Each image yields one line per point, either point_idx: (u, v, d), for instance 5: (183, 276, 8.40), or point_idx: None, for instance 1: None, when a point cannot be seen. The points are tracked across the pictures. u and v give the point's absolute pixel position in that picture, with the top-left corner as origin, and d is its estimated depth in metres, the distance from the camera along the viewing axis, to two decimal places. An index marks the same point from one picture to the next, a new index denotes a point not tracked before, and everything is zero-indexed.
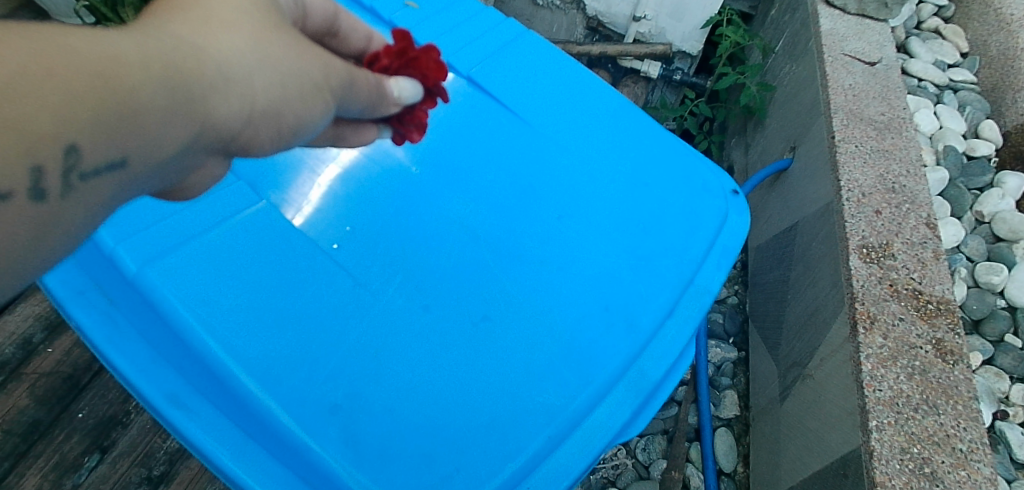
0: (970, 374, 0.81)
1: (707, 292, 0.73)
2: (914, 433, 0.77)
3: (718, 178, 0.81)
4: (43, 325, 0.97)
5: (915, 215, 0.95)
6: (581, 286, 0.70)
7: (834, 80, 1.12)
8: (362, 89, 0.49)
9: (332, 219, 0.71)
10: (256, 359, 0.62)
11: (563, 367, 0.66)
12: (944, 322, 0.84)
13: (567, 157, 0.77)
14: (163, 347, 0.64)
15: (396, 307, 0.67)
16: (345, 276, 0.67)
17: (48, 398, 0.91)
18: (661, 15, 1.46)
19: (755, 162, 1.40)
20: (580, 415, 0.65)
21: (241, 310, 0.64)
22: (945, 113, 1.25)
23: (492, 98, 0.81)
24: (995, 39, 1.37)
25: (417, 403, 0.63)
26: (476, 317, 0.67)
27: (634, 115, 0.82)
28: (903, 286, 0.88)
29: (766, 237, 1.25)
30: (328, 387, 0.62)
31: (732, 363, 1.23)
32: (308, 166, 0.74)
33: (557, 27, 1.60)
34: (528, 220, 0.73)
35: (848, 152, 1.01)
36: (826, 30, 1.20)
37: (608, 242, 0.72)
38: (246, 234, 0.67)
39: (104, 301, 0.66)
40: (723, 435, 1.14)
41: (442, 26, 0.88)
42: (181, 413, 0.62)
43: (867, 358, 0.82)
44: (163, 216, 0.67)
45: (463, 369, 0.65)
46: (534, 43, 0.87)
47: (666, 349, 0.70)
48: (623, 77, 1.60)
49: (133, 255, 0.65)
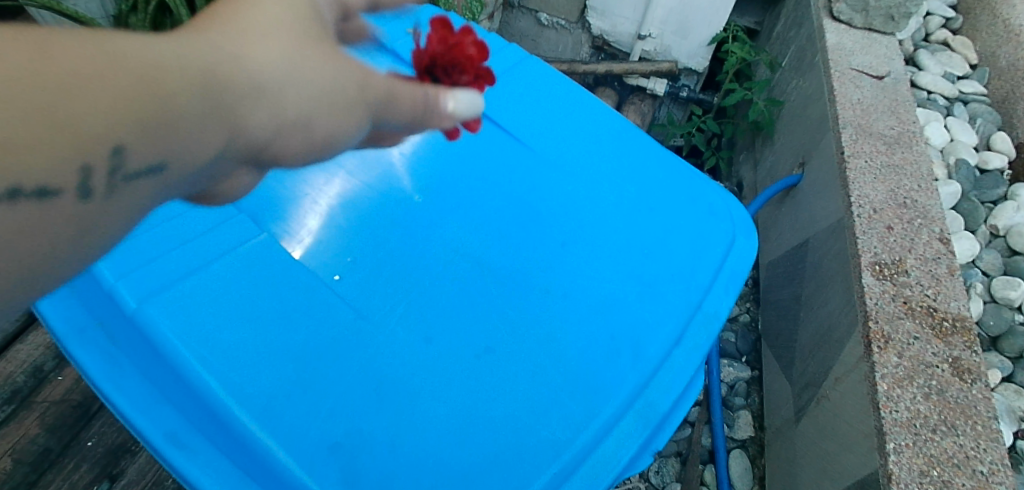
0: (988, 393, 0.76)
1: (716, 318, 0.66)
2: (934, 455, 0.71)
3: (723, 198, 0.75)
4: (57, 352, 0.84)
5: (928, 230, 0.91)
6: (590, 314, 0.63)
7: (841, 96, 1.09)
8: (407, 104, 0.39)
9: (334, 250, 0.64)
10: (254, 395, 0.55)
11: (570, 398, 0.59)
12: (960, 340, 0.79)
13: (569, 183, 0.71)
14: (162, 382, 0.56)
15: (397, 340, 0.60)
16: (345, 310, 0.60)
17: (58, 426, 0.78)
18: (666, 33, 1.46)
19: (764, 180, 1.36)
20: (587, 448, 0.58)
21: (237, 343, 0.57)
22: (956, 126, 1.21)
23: (493, 124, 0.74)
24: (1004, 50, 1.35)
25: (424, 438, 0.55)
26: (477, 350, 0.60)
27: (637, 138, 0.76)
28: (917, 304, 0.83)
29: (776, 253, 1.21)
30: (329, 424, 0.54)
31: (746, 383, 1.17)
32: (308, 196, 0.67)
33: (563, 47, 1.62)
34: (530, 246, 0.67)
35: (858, 169, 0.98)
36: (832, 45, 1.19)
37: (614, 269, 0.66)
38: (252, 267, 0.61)
39: (105, 339, 0.58)
40: (738, 457, 1.08)
41: (470, 36, 0.83)
42: (181, 454, 0.53)
43: (882, 378, 0.76)
44: (172, 243, 0.61)
45: (469, 403, 0.57)
46: (537, 69, 0.79)
47: (673, 381, 0.62)
48: (630, 95, 1.55)
49: (131, 287, 0.58)
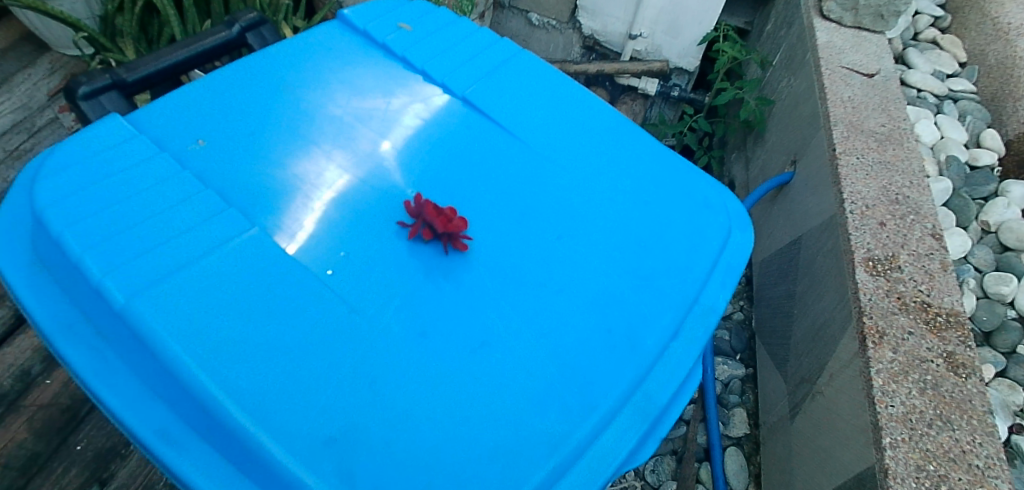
0: (983, 388, 0.87)
1: (711, 311, 0.68)
2: (929, 450, 0.82)
3: (720, 193, 0.77)
4: (41, 358, 0.98)
5: (920, 226, 1.06)
6: (587, 309, 0.62)
7: (833, 94, 1.28)
8: None
9: (328, 243, 0.60)
10: (248, 391, 0.50)
11: (571, 392, 0.57)
12: (955, 336, 0.92)
13: (564, 178, 0.70)
14: (150, 379, 0.52)
15: (396, 334, 0.56)
16: (339, 302, 0.56)
17: (45, 432, 0.92)
18: (657, 32, 1.76)
19: (756, 176, 1.58)
20: (587, 441, 0.57)
21: (227, 339, 0.52)
22: (947, 125, 1.46)
23: (487, 120, 0.74)
24: (993, 48, 1.64)
25: (428, 430, 0.52)
26: (474, 343, 0.57)
27: (633, 134, 0.77)
28: (911, 300, 0.96)
29: (770, 250, 1.41)
30: (324, 419, 0.50)
31: (740, 380, 1.36)
32: (303, 190, 0.63)
33: (553, 46, 1.94)
34: (531, 239, 0.65)
35: (851, 166, 1.14)
36: (823, 43, 1.41)
37: (610, 260, 0.65)
38: (236, 262, 0.56)
39: (92, 333, 0.55)
40: (734, 455, 1.24)
41: (432, 51, 0.79)
42: (174, 452, 0.51)
43: (878, 374, 0.88)
44: (154, 235, 0.55)
45: (477, 396, 0.55)
46: (529, 64, 0.80)
47: (672, 372, 0.63)
48: (621, 95, 1.90)
49: (119, 280, 0.52)
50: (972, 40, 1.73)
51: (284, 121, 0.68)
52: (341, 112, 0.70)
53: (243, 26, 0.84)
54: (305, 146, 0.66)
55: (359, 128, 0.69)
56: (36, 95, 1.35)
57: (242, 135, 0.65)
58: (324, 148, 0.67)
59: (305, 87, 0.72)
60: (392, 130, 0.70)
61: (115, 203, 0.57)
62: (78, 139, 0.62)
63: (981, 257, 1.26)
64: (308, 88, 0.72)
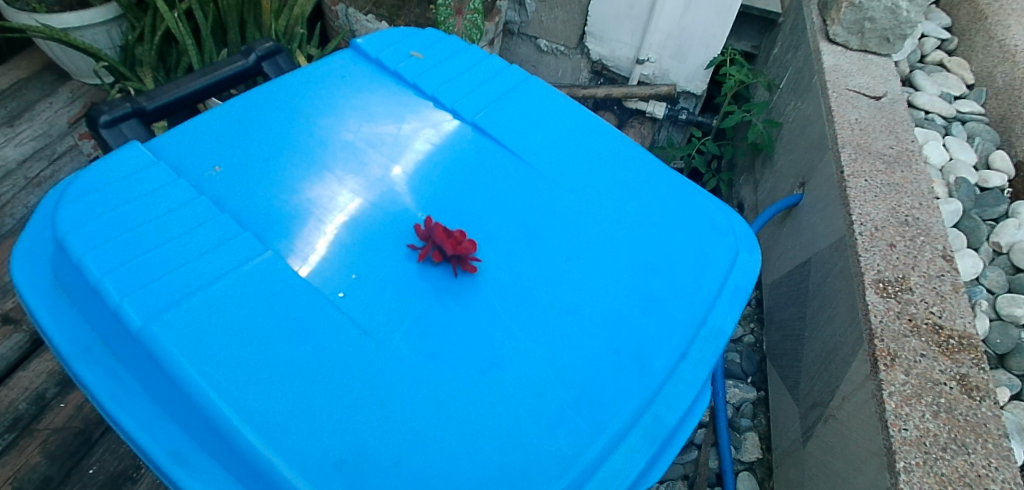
0: (997, 411, 0.94)
1: (720, 333, 0.74)
2: (944, 474, 0.88)
3: (729, 217, 0.86)
4: (57, 380, 1.12)
5: (931, 248, 1.15)
6: (597, 330, 0.68)
7: (841, 116, 1.39)
8: None
9: (339, 268, 0.67)
10: (258, 410, 0.56)
11: (579, 414, 0.63)
12: (968, 358, 1.00)
13: (573, 199, 0.78)
14: (166, 402, 0.59)
15: (403, 356, 0.62)
16: (350, 325, 0.63)
17: (59, 455, 1.03)
18: (665, 57, 1.90)
19: (764, 199, 1.70)
20: (597, 461, 0.62)
21: (241, 362, 0.58)
22: (956, 146, 1.57)
23: (496, 143, 0.82)
24: (1001, 69, 1.78)
25: (424, 452, 0.57)
26: (483, 364, 0.64)
27: (639, 155, 0.86)
28: (924, 322, 1.04)
29: (780, 272, 1.52)
30: (332, 441, 0.56)
31: (752, 404, 1.46)
32: (315, 214, 0.70)
33: (562, 72, 2.09)
34: (541, 263, 0.72)
35: (860, 187, 1.24)
36: (829, 67, 1.53)
37: (621, 284, 0.72)
38: (245, 288, 0.62)
39: (109, 357, 0.63)
40: (745, 479, 1.34)
41: (444, 75, 0.89)
42: (183, 471, 0.57)
43: (891, 397, 0.95)
44: (168, 262, 0.62)
45: (476, 416, 0.60)
46: (537, 88, 0.90)
47: (679, 392, 0.69)
48: (629, 118, 2.00)
49: (138, 305, 0.59)
50: (978, 61, 1.87)
51: (298, 150, 0.76)
52: (352, 139, 0.79)
53: (259, 56, 0.93)
54: (317, 172, 0.74)
55: (370, 154, 0.78)
56: (55, 123, 1.54)
57: (255, 166, 0.73)
58: (335, 172, 0.75)
59: (318, 116, 0.80)
60: (401, 155, 0.78)
61: (132, 232, 0.64)
62: (102, 166, 0.71)
63: (994, 279, 1.34)
64: (321, 118, 0.80)
